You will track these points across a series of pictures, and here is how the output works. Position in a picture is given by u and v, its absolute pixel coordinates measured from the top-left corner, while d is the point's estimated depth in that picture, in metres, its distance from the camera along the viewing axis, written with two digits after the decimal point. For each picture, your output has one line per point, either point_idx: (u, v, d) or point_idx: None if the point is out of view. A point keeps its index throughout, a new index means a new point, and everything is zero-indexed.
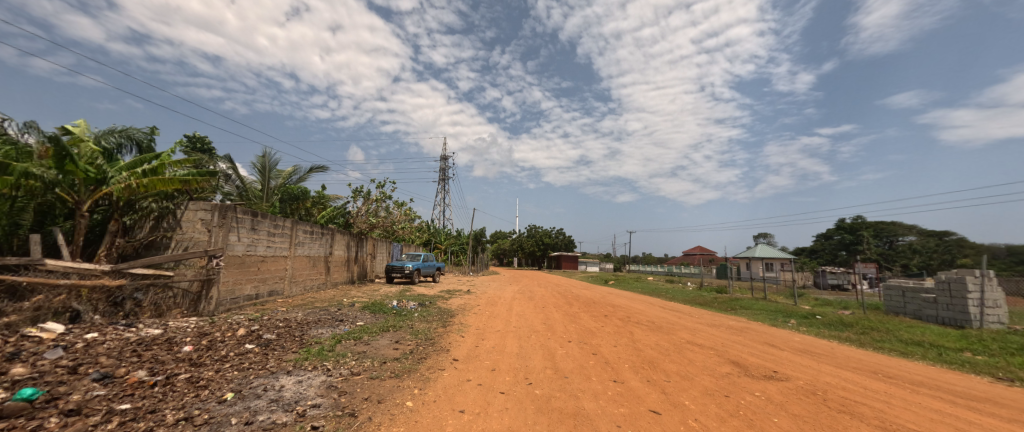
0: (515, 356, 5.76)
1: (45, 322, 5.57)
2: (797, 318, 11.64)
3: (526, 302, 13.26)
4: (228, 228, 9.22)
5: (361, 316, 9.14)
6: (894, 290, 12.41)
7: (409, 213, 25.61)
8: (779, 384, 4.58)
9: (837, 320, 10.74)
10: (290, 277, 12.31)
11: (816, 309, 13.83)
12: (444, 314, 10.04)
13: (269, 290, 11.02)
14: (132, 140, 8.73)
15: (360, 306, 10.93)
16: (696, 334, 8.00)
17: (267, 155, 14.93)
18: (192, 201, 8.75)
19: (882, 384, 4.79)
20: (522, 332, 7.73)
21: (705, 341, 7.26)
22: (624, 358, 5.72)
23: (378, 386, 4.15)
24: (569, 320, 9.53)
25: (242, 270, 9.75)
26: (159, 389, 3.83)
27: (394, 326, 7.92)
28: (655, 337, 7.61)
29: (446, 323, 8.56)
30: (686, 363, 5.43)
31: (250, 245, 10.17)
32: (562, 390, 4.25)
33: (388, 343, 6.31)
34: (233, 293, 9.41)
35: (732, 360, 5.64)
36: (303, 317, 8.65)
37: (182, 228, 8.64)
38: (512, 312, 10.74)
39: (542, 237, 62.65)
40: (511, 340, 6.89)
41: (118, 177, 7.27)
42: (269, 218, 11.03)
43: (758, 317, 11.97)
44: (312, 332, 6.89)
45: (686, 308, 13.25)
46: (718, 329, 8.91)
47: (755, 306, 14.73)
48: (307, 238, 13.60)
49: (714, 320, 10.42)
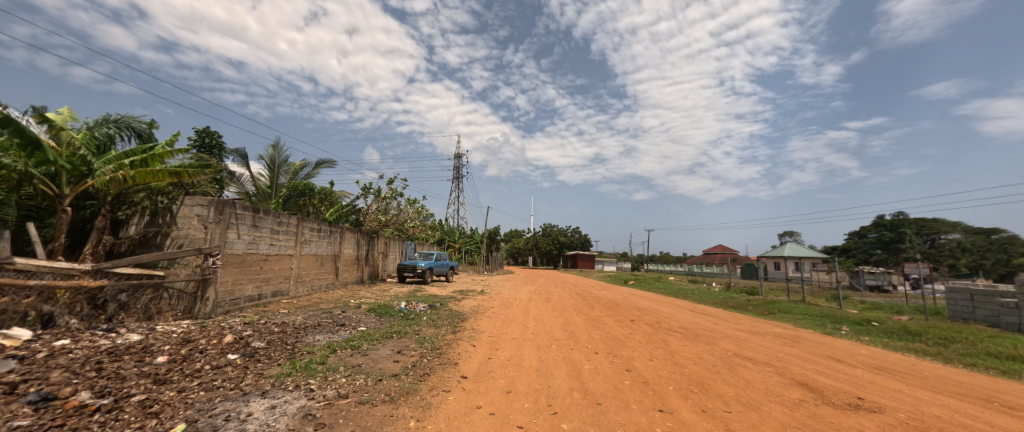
0: (535, 373, 4.88)
1: (10, 328, 4.98)
2: (850, 325, 10.49)
3: (543, 304, 12.37)
4: (226, 224, 8.56)
5: (366, 320, 8.42)
6: (960, 294, 11.16)
7: (421, 211, 25.00)
8: (875, 419, 3.66)
9: (899, 328, 9.55)
10: (296, 277, 11.77)
11: (866, 314, 12.59)
12: (455, 318, 9.24)
13: (272, 290, 10.47)
14: (128, 128, 8.13)
15: (367, 307, 10.29)
16: (742, 345, 7.00)
17: (278, 149, 14.59)
18: (188, 197, 8.06)
19: (1008, 418, 3.84)
20: (540, 340, 6.83)
21: (756, 354, 6.27)
22: (665, 377, 4.80)
23: (366, 415, 3.35)
24: (592, 325, 8.61)
25: (242, 269, 9.17)
26: (99, 417, 3.11)
27: (400, 332, 7.16)
28: (694, 348, 6.63)
29: (457, 329, 7.76)
30: (744, 385, 4.51)
31: (252, 243, 9.58)
32: (596, 423, 3.37)
33: (388, 354, 5.53)
34: (234, 294, 8.86)
35: (802, 382, 4.71)
36: (303, 320, 8.01)
37: (178, 225, 8.01)
38: (528, 315, 9.87)
39: (558, 237, 61.83)
40: (529, 351, 6.05)
41: (104, 169, 6.60)
42: (272, 214, 10.45)
43: (803, 323, 10.80)
44: (306, 340, 6.16)
45: (718, 312, 12.11)
46: (764, 338, 7.89)
47: (796, 310, 13.45)
48: (314, 236, 13.07)
49: (756, 327, 9.32)
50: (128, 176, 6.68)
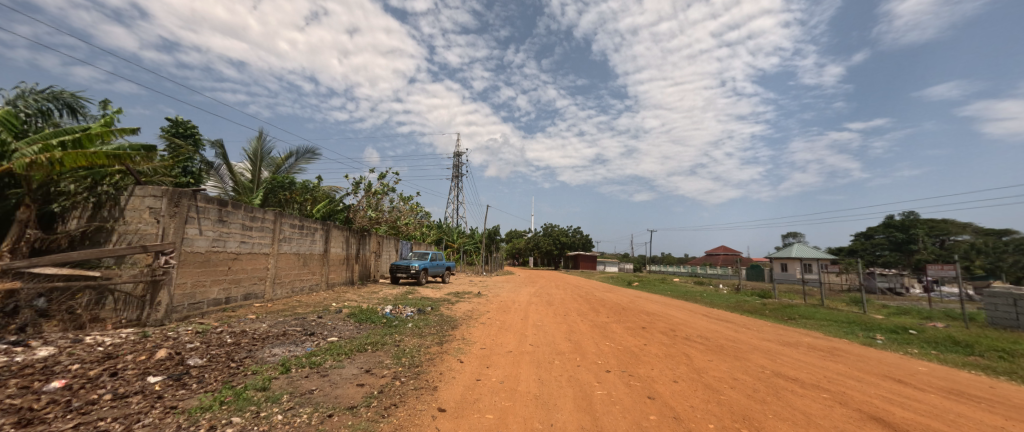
0: (534, 403, 3.84)
1: None
2: (885, 333, 9.49)
3: (544, 308, 11.33)
4: (185, 219, 7.54)
5: (342, 327, 7.40)
6: (1002, 299, 10.19)
7: (416, 208, 23.99)
8: None
9: (944, 338, 8.56)
10: (274, 278, 10.74)
11: (895, 321, 11.66)
12: (444, 325, 8.20)
13: (244, 293, 9.43)
14: (64, 103, 7.24)
15: (348, 312, 9.28)
16: (776, 359, 5.96)
17: (261, 140, 13.58)
18: (138, 186, 7.06)
19: None
20: (540, 354, 5.78)
21: (799, 373, 5.24)
22: (700, 409, 3.77)
23: None
24: (600, 334, 7.56)
25: (205, 270, 8.12)
26: None
27: (376, 343, 6.11)
28: (725, 365, 5.57)
29: (444, 338, 6.75)
30: (804, 423, 3.51)
31: (218, 241, 8.53)
32: None
33: (353, 374, 4.48)
34: (196, 298, 7.86)
35: (877, 419, 3.70)
36: (268, 327, 6.98)
37: (126, 219, 7.03)
38: (527, 321, 8.87)
39: (558, 237, 60.94)
40: (526, 369, 5.01)
41: (24, 150, 5.59)
42: (243, 208, 9.42)
43: (830, 331, 9.84)
44: (259, 355, 5.11)
45: (736, 317, 11.13)
46: (797, 350, 6.86)
47: (818, 315, 12.47)
48: (296, 233, 11.98)
49: (785, 336, 8.27)
50: (54, 159, 5.66)
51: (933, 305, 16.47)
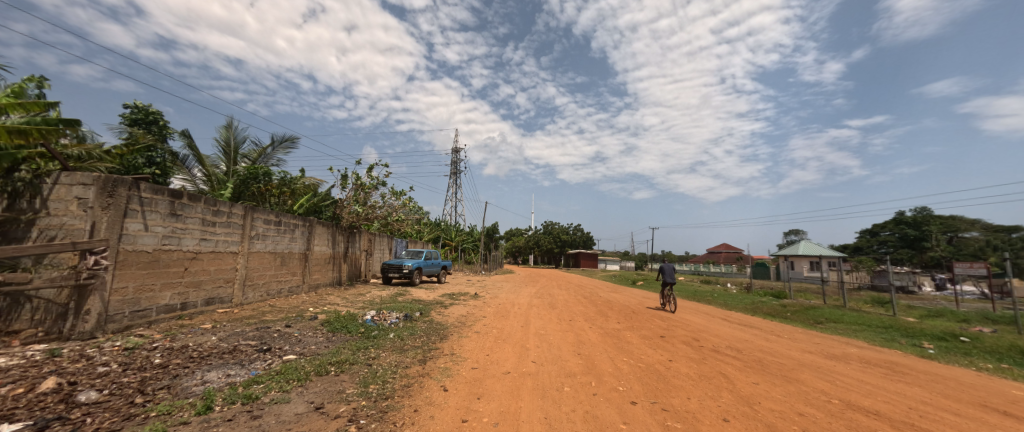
0: None
1: None
2: (931, 341, 8.43)
3: (546, 313, 10.22)
4: (122, 211, 6.36)
5: (311, 339, 6.26)
6: None
7: (410, 204, 22.75)
8: None
9: (1005, 347, 7.50)
10: (244, 279, 9.59)
11: (933, 324, 10.61)
12: (432, 334, 7.08)
13: (205, 297, 8.28)
14: None
15: (325, 319, 8.12)
16: (835, 382, 4.85)
17: (233, 128, 12.46)
18: (63, 173, 5.87)
19: None
20: (545, 376, 4.65)
21: (874, 402, 4.14)
22: None
23: None
24: (614, 347, 6.43)
25: (151, 271, 6.93)
26: None
27: (343, 362, 4.96)
28: (778, 391, 4.44)
29: (428, 354, 5.64)
30: None
31: (170, 237, 7.36)
32: None
33: (297, 414, 3.34)
34: (141, 305, 6.71)
35: None
36: (217, 342, 5.78)
37: (50, 211, 5.85)
38: (528, 329, 7.74)
39: (559, 234, 59.79)
40: (529, 401, 3.85)
41: None
42: (204, 201, 8.24)
43: (867, 337, 8.81)
44: (183, 383, 3.94)
45: (758, 322, 10.09)
46: (851, 367, 5.75)
47: (846, 318, 11.40)
48: (271, 230, 10.79)
49: (825, 346, 7.20)
50: None
51: (961, 306, 15.36)
